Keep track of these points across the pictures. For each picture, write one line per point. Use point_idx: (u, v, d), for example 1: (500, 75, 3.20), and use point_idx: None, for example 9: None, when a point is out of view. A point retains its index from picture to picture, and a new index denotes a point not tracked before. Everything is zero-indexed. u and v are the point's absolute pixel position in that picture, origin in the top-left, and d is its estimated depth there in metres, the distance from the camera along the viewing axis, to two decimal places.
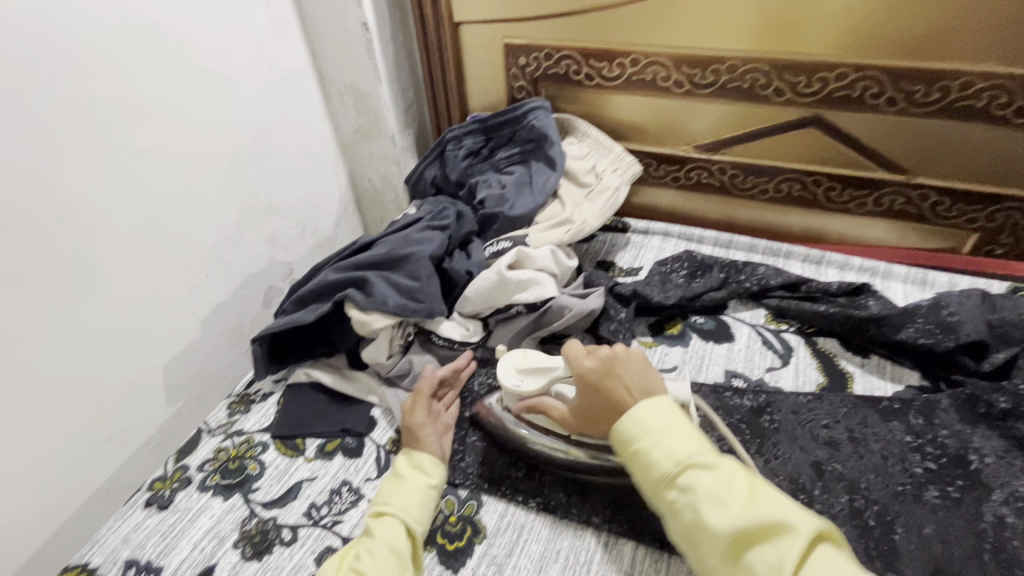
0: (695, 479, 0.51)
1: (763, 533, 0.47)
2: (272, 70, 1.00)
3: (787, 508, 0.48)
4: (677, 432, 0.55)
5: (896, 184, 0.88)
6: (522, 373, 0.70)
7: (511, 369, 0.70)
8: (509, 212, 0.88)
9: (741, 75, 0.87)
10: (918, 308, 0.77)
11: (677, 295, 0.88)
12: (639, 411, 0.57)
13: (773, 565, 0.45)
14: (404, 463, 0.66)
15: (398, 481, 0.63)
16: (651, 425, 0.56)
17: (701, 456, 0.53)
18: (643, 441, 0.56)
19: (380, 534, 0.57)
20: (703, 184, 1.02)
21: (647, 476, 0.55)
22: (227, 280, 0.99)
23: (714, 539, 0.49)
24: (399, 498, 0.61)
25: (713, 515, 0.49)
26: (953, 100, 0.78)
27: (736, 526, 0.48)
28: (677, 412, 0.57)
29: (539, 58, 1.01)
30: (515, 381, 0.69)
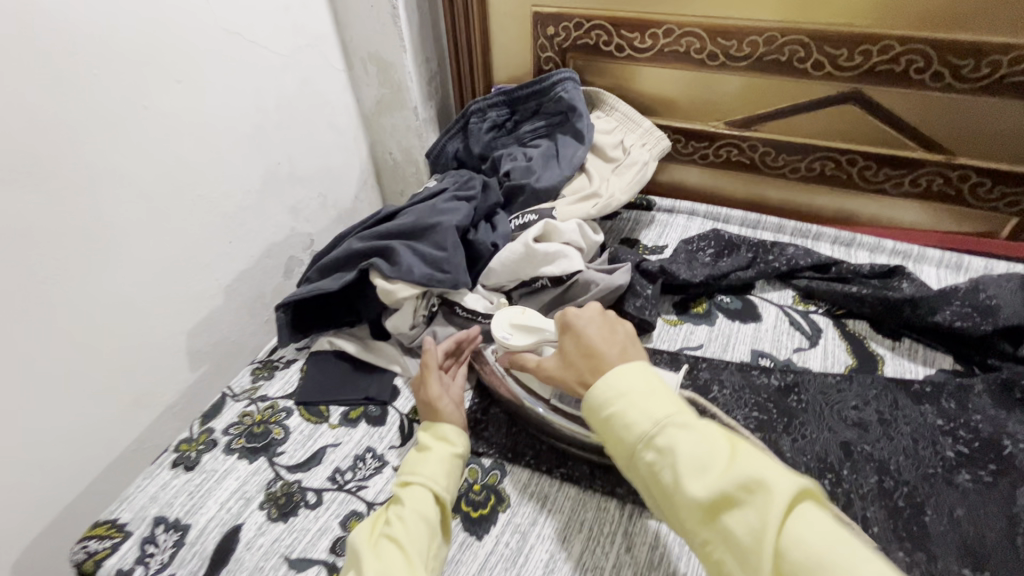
0: (671, 441, 0.46)
1: (742, 496, 0.42)
2: (297, 35, 0.99)
3: (767, 467, 0.43)
4: (651, 392, 0.49)
5: (936, 163, 0.85)
6: (513, 327, 0.68)
7: (505, 323, 0.68)
8: (536, 184, 0.86)
9: (778, 48, 0.84)
10: (955, 290, 0.75)
11: (704, 273, 0.86)
12: (617, 373, 0.51)
13: (755, 529, 0.41)
14: (425, 434, 0.65)
15: (425, 451, 0.62)
16: (623, 389, 0.50)
17: (677, 417, 0.47)
18: (616, 404, 0.50)
19: (409, 503, 0.57)
20: (733, 161, 1.00)
21: (620, 441, 0.49)
22: (249, 248, 0.99)
23: (690, 505, 0.44)
24: (426, 468, 0.60)
25: (691, 480, 0.44)
26: (1004, 75, 0.75)
27: (717, 490, 0.43)
28: (650, 372, 0.51)
29: (568, 28, 0.99)
30: (505, 334, 0.67)
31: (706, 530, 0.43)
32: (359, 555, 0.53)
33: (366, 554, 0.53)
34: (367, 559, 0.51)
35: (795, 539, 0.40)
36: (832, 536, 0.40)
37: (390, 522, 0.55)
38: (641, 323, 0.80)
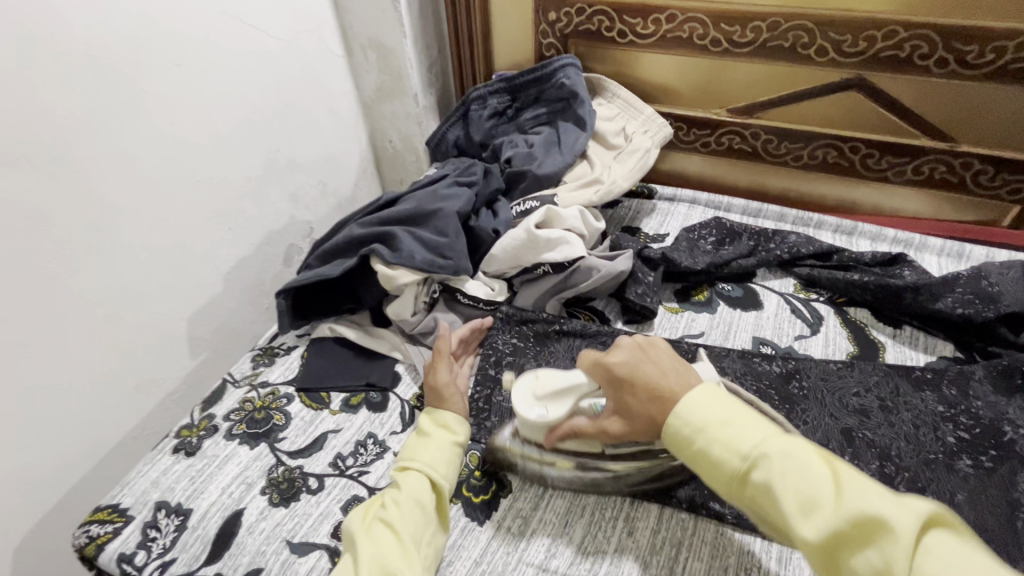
0: (768, 477, 0.45)
1: (862, 533, 0.41)
2: (296, 19, 0.98)
3: (883, 497, 0.41)
4: (736, 423, 0.49)
5: (939, 151, 0.85)
6: (543, 401, 0.60)
7: (529, 399, 0.61)
8: (537, 171, 0.86)
9: (782, 33, 0.83)
10: (957, 277, 0.75)
11: (706, 261, 0.86)
12: (686, 405, 0.51)
13: (878, 567, 0.39)
14: (425, 419, 0.65)
15: (424, 437, 0.62)
16: (703, 421, 0.49)
17: (771, 447, 0.46)
18: (700, 439, 0.49)
19: (405, 488, 0.57)
20: (735, 149, 0.99)
21: (714, 477, 0.48)
22: (249, 236, 0.98)
23: (803, 546, 0.43)
24: (424, 454, 0.60)
25: (801, 519, 0.43)
26: (1008, 61, 0.74)
27: (830, 529, 0.42)
28: (731, 399, 0.51)
29: (570, 14, 0.98)
30: (539, 411, 0.60)
31: (829, 571, 0.42)
32: (353, 538, 0.54)
33: (359, 538, 0.53)
34: (359, 543, 0.52)
35: None
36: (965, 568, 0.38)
37: (385, 507, 0.56)
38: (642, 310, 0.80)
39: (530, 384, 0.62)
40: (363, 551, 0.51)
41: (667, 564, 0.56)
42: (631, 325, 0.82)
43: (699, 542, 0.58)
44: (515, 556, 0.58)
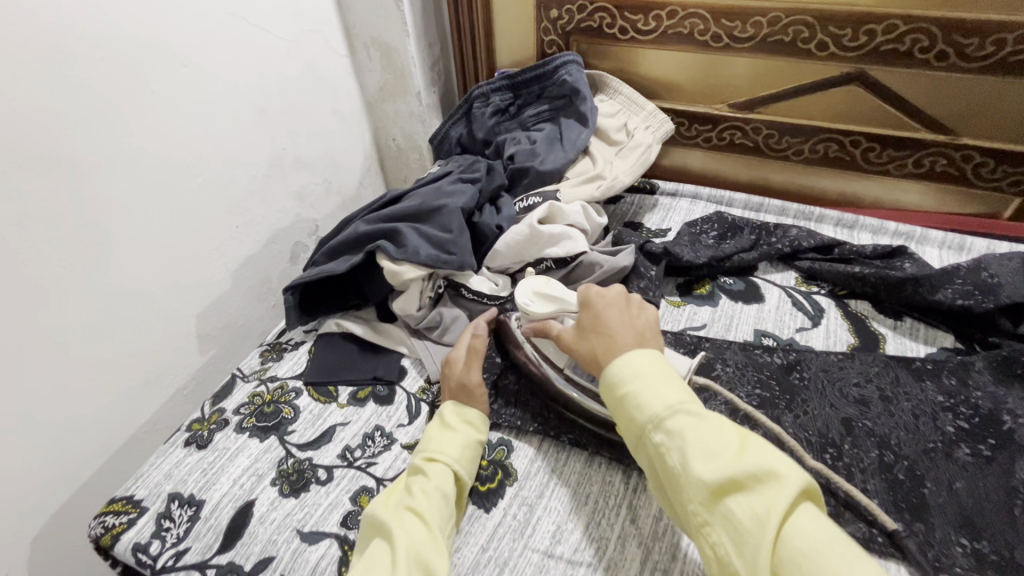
0: (680, 426, 0.47)
1: (750, 482, 0.43)
2: (300, 20, 0.99)
3: (778, 459, 0.44)
4: (667, 379, 0.51)
5: (939, 144, 0.85)
6: (535, 295, 0.70)
7: (528, 290, 0.71)
8: (540, 167, 0.87)
9: (782, 28, 0.84)
10: (957, 269, 0.76)
11: (708, 255, 0.86)
12: (626, 357, 0.54)
13: (759, 514, 0.41)
14: (453, 414, 0.65)
15: (447, 429, 0.63)
16: (640, 371, 0.52)
17: (688, 407, 0.49)
18: (632, 385, 0.51)
19: (432, 480, 0.57)
20: (736, 144, 1.00)
21: (632, 420, 0.50)
22: (256, 234, 1.00)
23: (696, 487, 0.44)
24: (450, 447, 0.61)
25: (701, 464, 0.44)
26: (1009, 54, 0.75)
27: (725, 474, 0.43)
28: (664, 362, 0.53)
29: (571, 11, 0.99)
30: (527, 300, 0.70)
31: (708, 515, 0.44)
32: (381, 527, 0.54)
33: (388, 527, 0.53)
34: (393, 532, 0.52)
35: (795, 527, 0.40)
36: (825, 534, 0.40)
37: (412, 496, 0.56)
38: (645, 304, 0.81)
39: (541, 282, 0.72)
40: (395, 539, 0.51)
41: (670, 551, 0.57)
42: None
43: None
44: (521, 543, 0.59)
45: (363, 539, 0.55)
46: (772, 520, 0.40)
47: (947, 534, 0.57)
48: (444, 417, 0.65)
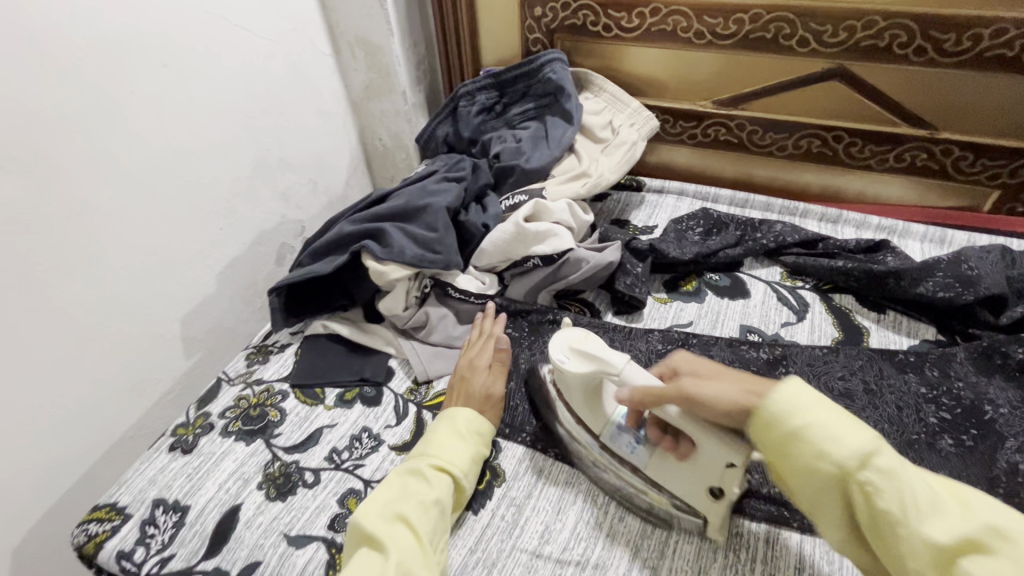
0: (886, 466, 0.42)
1: (985, 544, 0.38)
2: (283, 19, 0.98)
3: (1009, 515, 0.39)
4: (842, 419, 0.45)
5: (919, 138, 0.86)
6: (570, 352, 0.59)
7: (563, 344, 0.60)
8: (526, 165, 0.87)
9: (764, 25, 0.85)
10: (938, 262, 0.76)
11: (694, 251, 0.87)
12: (778, 389, 0.48)
13: None
14: (470, 416, 0.65)
15: (457, 439, 0.62)
16: (808, 407, 0.46)
17: (857, 440, 0.44)
18: (804, 422, 0.45)
19: (436, 490, 0.56)
20: (721, 140, 1.01)
21: (818, 465, 0.44)
22: (240, 235, 0.99)
23: (925, 545, 0.39)
24: (462, 461, 0.60)
25: (934, 521, 0.40)
26: (985, 48, 0.76)
27: (961, 533, 0.39)
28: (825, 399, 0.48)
29: (555, 9, 0.99)
30: (561, 356, 0.59)
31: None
32: (376, 529, 0.53)
33: (384, 533, 0.52)
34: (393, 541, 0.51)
35: None
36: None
37: (413, 503, 0.55)
38: (632, 301, 0.81)
39: (579, 336, 0.60)
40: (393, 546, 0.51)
41: (658, 547, 0.58)
42: (621, 316, 0.83)
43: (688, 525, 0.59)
44: (509, 543, 0.59)
45: (351, 533, 0.54)
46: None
47: None
48: (456, 424, 0.63)
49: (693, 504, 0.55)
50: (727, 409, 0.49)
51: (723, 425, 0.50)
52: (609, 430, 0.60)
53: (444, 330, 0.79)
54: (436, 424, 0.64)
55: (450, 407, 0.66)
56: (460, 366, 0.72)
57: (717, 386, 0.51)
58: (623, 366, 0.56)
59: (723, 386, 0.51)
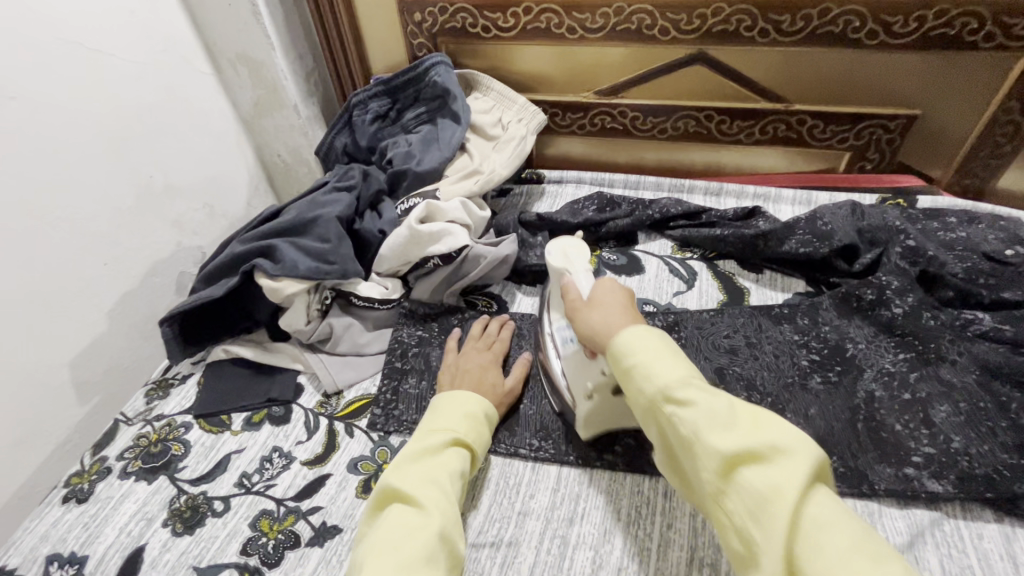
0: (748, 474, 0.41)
1: (762, 457, 0.41)
2: (148, 40, 0.94)
3: (791, 433, 0.42)
4: (664, 355, 0.49)
5: (777, 112, 0.95)
6: (558, 247, 0.69)
7: (558, 246, 0.69)
8: (418, 168, 0.87)
9: (627, 17, 0.90)
10: (798, 221, 0.84)
11: (584, 217, 0.93)
12: (628, 331, 0.52)
13: (765, 487, 0.40)
14: (487, 408, 0.66)
15: (474, 419, 0.63)
16: (637, 343, 0.50)
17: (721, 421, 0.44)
18: (631, 360, 0.50)
19: (460, 463, 0.58)
20: (608, 128, 1.06)
21: (639, 397, 0.49)
22: (130, 269, 0.94)
23: (711, 457, 0.43)
24: (480, 440, 0.62)
25: (715, 435, 0.43)
26: (818, 26, 0.84)
27: (740, 444, 0.42)
28: (663, 336, 0.51)
29: (434, 13, 1.00)
30: (550, 249, 0.69)
31: (720, 494, 0.42)
32: (414, 491, 0.53)
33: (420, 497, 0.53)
34: (431, 509, 0.51)
35: (772, 492, 0.39)
36: (726, 408, 0.44)
37: (444, 473, 0.56)
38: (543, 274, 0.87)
39: (573, 245, 0.69)
40: (432, 509, 0.52)
41: (566, 516, 0.61)
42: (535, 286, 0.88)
43: (594, 493, 0.63)
44: None
45: (383, 487, 0.54)
46: (789, 490, 0.39)
47: None
48: (473, 406, 0.64)
49: (576, 395, 0.64)
50: (596, 332, 0.55)
51: (589, 339, 0.56)
52: (559, 323, 0.71)
53: (351, 338, 0.79)
54: (450, 401, 0.64)
55: (476, 394, 0.67)
56: (470, 356, 0.73)
57: (600, 313, 0.56)
58: (580, 274, 0.65)
59: (610, 310, 0.56)
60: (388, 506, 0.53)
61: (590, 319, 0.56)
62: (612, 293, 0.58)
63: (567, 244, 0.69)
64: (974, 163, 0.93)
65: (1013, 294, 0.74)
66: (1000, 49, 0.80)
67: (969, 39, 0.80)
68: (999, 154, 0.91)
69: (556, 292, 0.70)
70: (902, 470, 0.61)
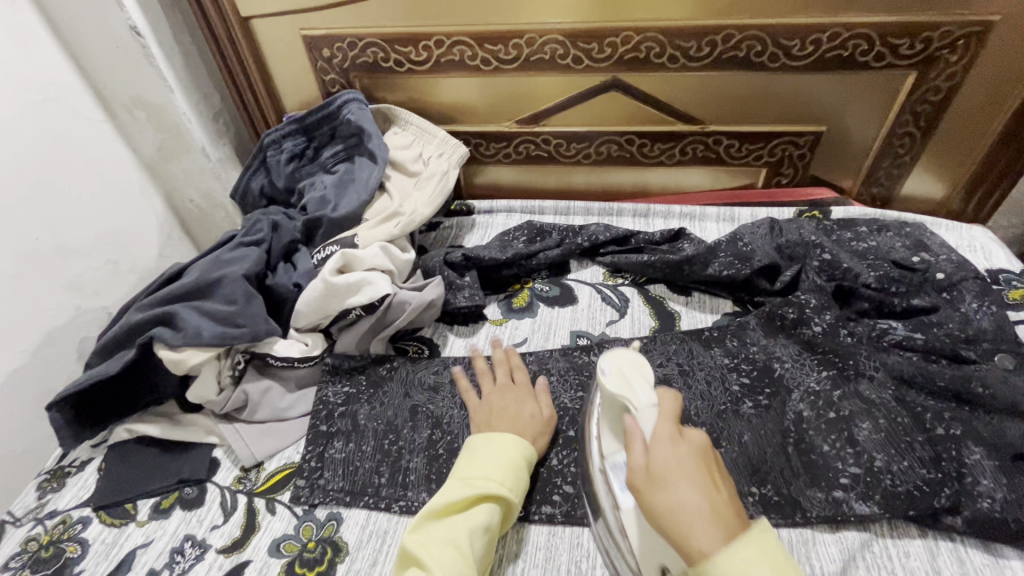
0: None
1: None
2: (24, 90, 0.85)
3: None
4: None
5: (694, 133, 0.96)
6: (615, 365, 0.56)
7: (611, 362, 0.56)
8: (333, 214, 0.83)
9: (540, 47, 0.89)
10: (719, 244, 0.86)
11: (513, 251, 0.91)
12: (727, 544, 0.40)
13: None
14: (528, 452, 0.62)
15: (513, 466, 0.60)
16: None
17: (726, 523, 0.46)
18: None
19: (484, 517, 0.55)
20: (533, 156, 1.05)
21: None
22: (16, 344, 0.84)
23: None
24: (517, 486, 0.59)
25: None
26: (722, 51, 0.86)
27: None
28: (780, 556, 0.39)
29: (344, 48, 0.96)
30: (604, 367, 0.56)
31: None
32: (425, 552, 0.53)
33: (431, 558, 0.52)
34: (440, 573, 0.51)
35: None
36: None
37: (464, 532, 0.54)
38: (476, 310, 0.85)
39: (630, 361, 0.56)
40: (438, 575, 0.51)
41: None
42: (467, 326, 0.86)
43: (534, 549, 0.61)
44: None
45: (403, 544, 0.55)
46: None
47: (740, 486, 0.64)
48: (513, 451, 0.61)
49: (638, 557, 0.51)
50: (668, 516, 0.43)
51: (671, 535, 0.42)
52: (613, 459, 0.56)
53: (269, 404, 0.74)
54: (487, 445, 0.61)
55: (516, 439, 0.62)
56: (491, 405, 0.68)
57: (672, 488, 0.43)
58: (646, 410, 0.51)
59: (681, 484, 0.44)
60: (408, 565, 0.54)
61: (660, 496, 0.44)
62: (686, 460, 0.45)
63: (625, 361, 0.56)
64: (878, 173, 0.98)
65: (921, 301, 0.78)
66: (890, 68, 0.84)
67: (861, 59, 0.84)
68: (899, 164, 0.96)
69: (614, 421, 0.56)
70: (831, 494, 0.61)
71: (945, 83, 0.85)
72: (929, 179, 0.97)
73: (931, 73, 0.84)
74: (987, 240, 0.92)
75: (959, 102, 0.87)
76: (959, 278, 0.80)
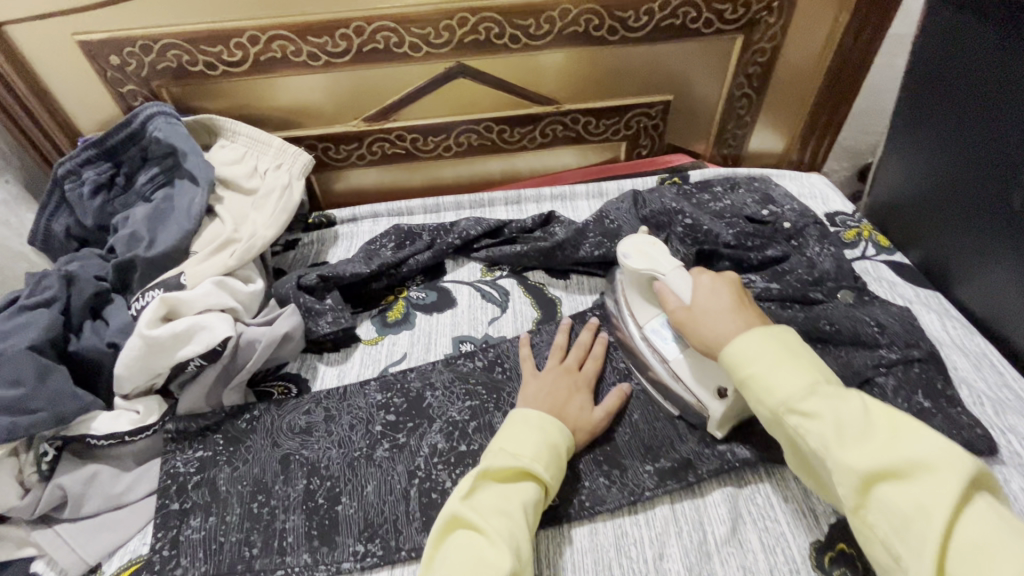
0: (813, 408, 0.46)
1: (905, 475, 0.41)
2: None
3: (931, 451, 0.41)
4: (770, 373, 0.49)
5: (552, 113, 0.94)
6: (632, 246, 0.68)
7: (632, 246, 0.68)
8: (148, 253, 0.71)
9: (371, 36, 0.81)
10: (588, 225, 0.85)
11: (380, 262, 0.83)
12: (737, 339, 0.53)
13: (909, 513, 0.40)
14: (567, 436, 0.60)
15: (556, 445, 0.58)
16: (748, 356, 0.51)
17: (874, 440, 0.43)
18: (746, 381, 0.51)
19: (531, 494, 0.53)
20: (391, 154, 0.97)
21: (761, 409, 0.50)
22: None
23: (848, 473, 0.43)
24: (558, 469, 0.57)
25: (847, 454, 0.43)
26: (562, 27, 0.84)
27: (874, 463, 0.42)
28: (764, 337, 0.51)
29: (136, 53, 0.81)
30: (625, 253, 0.68)
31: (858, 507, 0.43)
32: (483, 518, 0.50)
33: (489, 525, 0.50)
34: (502, 540, 0.48)
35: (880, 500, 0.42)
36: (854, 422, 0.45)
37: (518, 504, 0.52)
38: (345, 333, 0.77)
39: (646, 241, 0.68)
40: (499, 541, 0.48)
41: None
42: (338, 352, 0.78)
43: None
44: None
45: (453, 508, 0.51)
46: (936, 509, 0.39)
47: (636, 470, 0.63)
48: (556, 433, 0.58)
49: (698, 398, 0.62)
50: (710, 343, 0.56)
51: (710, 350, 0.56)
52: (650, 325, 0.67)
53: (100, 493, 0.61)
54: (530, 424, 0.58)
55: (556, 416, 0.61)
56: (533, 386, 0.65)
57: (708, 321, 0.56)
58: (670, 271, 0.64)
59: (715, 318, 0.56)
60: (455, 530, 0.51)
61: (699, 330, 0.57)
62: (703, 298, 0.59)
63: (642, 242, 0.68)
64: (725, 133, 1.02)
65: (774, 251, 0.82)
66: (719, 33, 0.87)
67: (693, 26, 0.86)
68: (743, 123, 1.01)
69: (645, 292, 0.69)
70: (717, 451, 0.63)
71: (769, 43, 0.90)
72: (770, 133, 1.03)
73: (754, 35, 0.89)
74: (823, 186, 1.00)
75: (783, 61, 0.92)
76: (803, 225, 0.86)
